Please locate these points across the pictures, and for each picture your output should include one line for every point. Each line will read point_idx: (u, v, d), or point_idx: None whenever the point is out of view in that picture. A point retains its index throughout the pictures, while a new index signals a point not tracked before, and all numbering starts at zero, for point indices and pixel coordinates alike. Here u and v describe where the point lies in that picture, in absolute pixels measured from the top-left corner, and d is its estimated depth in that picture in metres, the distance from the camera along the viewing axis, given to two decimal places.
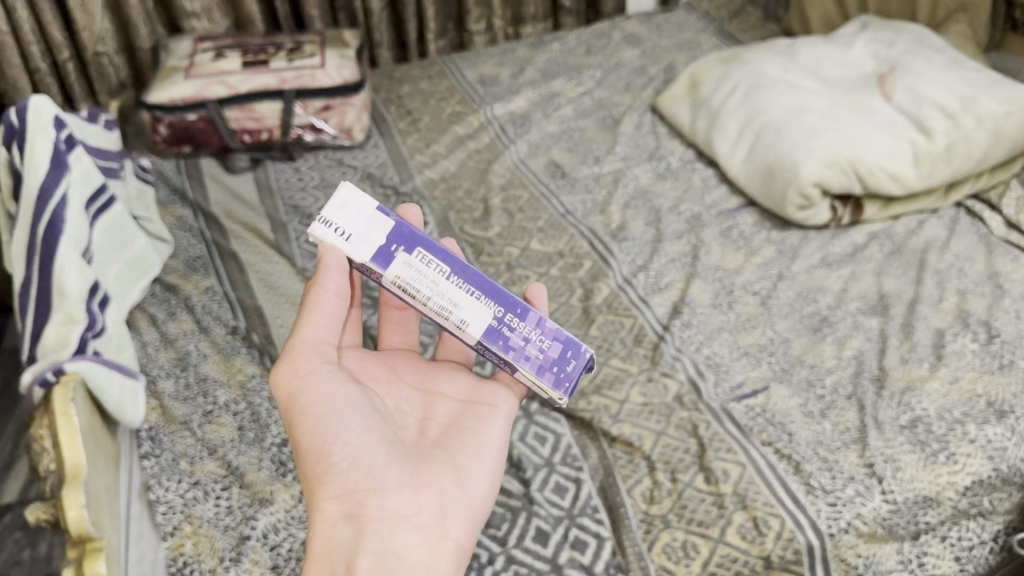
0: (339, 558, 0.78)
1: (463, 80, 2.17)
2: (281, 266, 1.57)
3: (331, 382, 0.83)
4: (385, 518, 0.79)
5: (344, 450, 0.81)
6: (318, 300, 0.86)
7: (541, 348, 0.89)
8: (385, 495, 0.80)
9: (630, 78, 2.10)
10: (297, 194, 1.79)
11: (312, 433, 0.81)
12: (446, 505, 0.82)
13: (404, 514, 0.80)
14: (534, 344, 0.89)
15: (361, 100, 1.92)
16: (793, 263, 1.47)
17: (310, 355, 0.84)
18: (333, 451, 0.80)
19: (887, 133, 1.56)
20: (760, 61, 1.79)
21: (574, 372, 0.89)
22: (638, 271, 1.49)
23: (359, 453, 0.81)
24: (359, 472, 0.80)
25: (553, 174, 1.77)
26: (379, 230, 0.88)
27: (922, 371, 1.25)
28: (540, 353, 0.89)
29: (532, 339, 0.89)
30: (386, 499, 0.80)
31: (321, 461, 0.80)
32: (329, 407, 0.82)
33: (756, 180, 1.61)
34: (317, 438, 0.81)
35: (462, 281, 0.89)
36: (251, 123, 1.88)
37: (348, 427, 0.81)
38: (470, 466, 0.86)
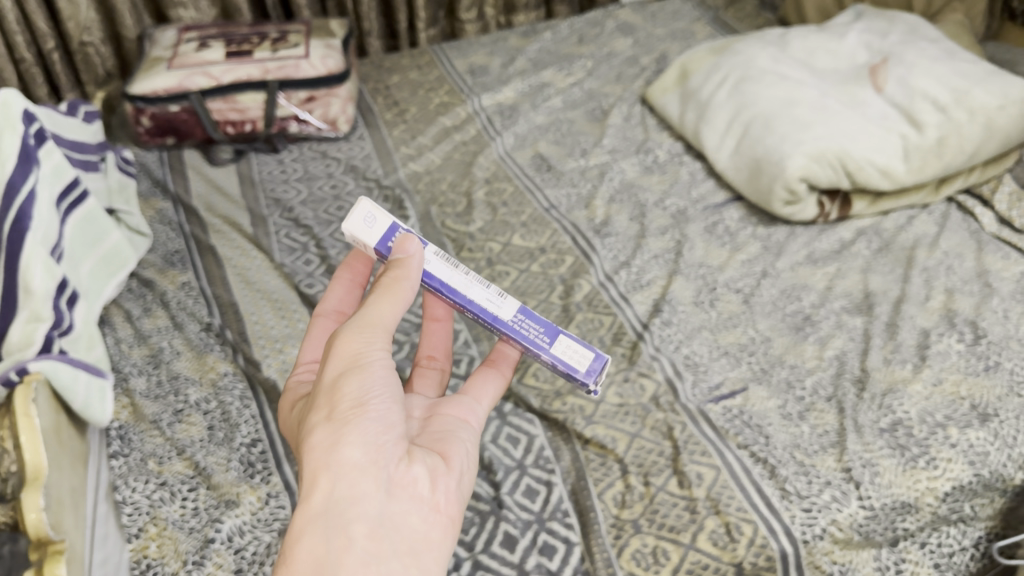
0: (335, 518, 0.67)
1: (452, 70, 2.14)
2: (259, 261, 1.55)
3: (385, 348, 0.74)
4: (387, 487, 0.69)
5: (381, 407, 0.71)
6: (398, 285, 0.77)
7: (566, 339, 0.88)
8: (399, 467, 0.70)
9: (622, 68, 2.06)
10: (279, 186, 1.77)
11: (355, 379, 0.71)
12: (447, 499, 0.73)
13: (405, 484, 0.70)
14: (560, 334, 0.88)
15: (345, 91, 1.90)
16: (778, 260, 1.44)
17: (383, 319, 0.75)
18: (372, 403, 0.70)
19: (877, 126, 1.52)
20: (750, 50, 1.75)
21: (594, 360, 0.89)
22: (620, 268, 1.46)
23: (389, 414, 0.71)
24: (382, 428, 0.70)
25: (538, 167, 1.75)
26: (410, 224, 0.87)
27: (905, 372, 1.22)
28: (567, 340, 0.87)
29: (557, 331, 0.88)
30: (395, 470, 0.70)
31: (357, 406, 0.70)
32: (379, 365, 0.73)
33: (743, 174, 1.58)
34: (363, 386, 0.70)
35: None
36: (234, 115, 1.86)
37: (391, 387, 0.72)
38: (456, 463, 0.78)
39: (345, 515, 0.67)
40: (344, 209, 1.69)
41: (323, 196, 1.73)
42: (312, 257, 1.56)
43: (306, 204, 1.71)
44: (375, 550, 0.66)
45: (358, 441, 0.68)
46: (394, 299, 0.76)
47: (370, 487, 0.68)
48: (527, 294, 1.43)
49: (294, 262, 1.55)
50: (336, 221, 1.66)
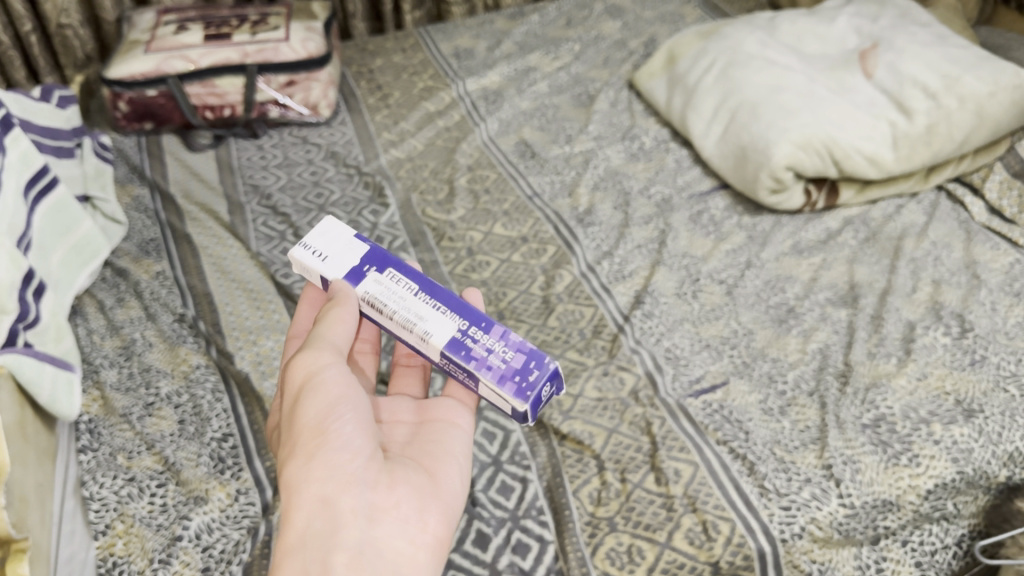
0: (313, 548, 0.71)
1: (437, 53, 2.10)
2: (235, 250, 1.53)
3: (337, 376, 0.80)
4: (365, 509, 0.73)
5: (342, 431, 0.76)
6: (342, 306, 0.86)
7: (503, 359, 0.85)
8: (376, 490, 0.74)
9: (610, 51, 2.03)
10: (257, 173, 1.74)
11: (315, 407, 0.77)
12: (432, 516, 0.76)
13: (385, 505, 0.74)
14: (497, 355, 0.86)
15: (327, 75, 1.86)
16: (763, 250, 1.41)
17: (330, 351, 0.82)
18: (331, 429, 0.75)
19: (865, 113, 1.49)
20: (738, 35, 1.72)
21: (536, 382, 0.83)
22: (602, 258, 1.43)
23: (353, 437, 0.76)
24: (348, 454, 0.75)
25: (522, 154, 1.72)
26: (354, 253, 0.94)
27: (889, 367, 1.20)
28: (501, 364, 0.85)
29: (494, 351, 0.86)
30: (370, 489, 0.74)
31: (319, 436, 0.75)
32: (337, 392, 0.78)
33: (730, 162, 1.55)
34: (320, 414, 0.76)
35: (429, 297, 0.90)
36: (213, 99, 1.82)
37: (349, 411, 0.77)
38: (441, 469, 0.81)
39: (327, 540, 0.71)
40: (323, 196, 1.66)
41: (303, 183, 1.70)
42: (290, 246, 1.53)
43: (285, 192, 1.68)
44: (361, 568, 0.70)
45: (326, 468, 0.73)
46: (338, 331, 0.85)
47: (348, 508, 0.72)
48: (507, 284, 1.40)
49: (271, 252, 1.52)
50: (315, 209, 1.63)
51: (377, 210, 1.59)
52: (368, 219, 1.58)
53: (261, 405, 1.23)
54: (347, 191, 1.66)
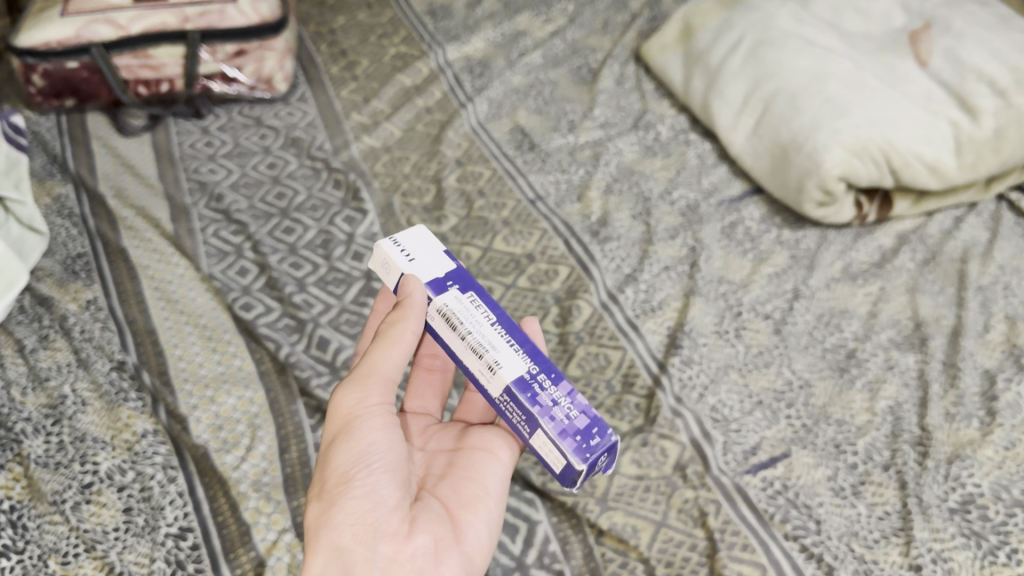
0: None
1: (408, 11, 1.81)
2: (183, 272, 1.27)
3: (379, 414, 0.75)
4: (381, 562, 0.69)
5: (367, 471, 0.71)
6: (395, 337, 0.77)
7: (568, 414, 0.74)
8: (393, 542, 0.70)
9: (609, 13, 1.77)
10: (204, 164, 1.47)
11: (346, 452, 0.73)
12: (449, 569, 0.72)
13: (402, 558, 0.70)
14: (562, 408, 0.74)
15: (282, 43, 1.58)
16: (810, 276, 1.22)
17: (377, 385, 0.76)
18: (357, 468, 0.71)
19: (923, 110, 1.29)
20: (767, 6, 1.48)
21: (597, 448, 0.72)
22: (625, 284, 1.23)
23: (377, 485, 0.71)
24: (369, 504, 0.70)
25: (519, 146, 1.49)
26: (440, 267, 0.82)
27: (972, 432, 1.03)
28: (565, 418, 0.73)
29: (560, 404, 0.74)
30: (388, 541, 0.70)
31: (342, 482, 0.71)
32: (370, 436, 0.74)
33: (766, 163, 1.34)
34: (349, 457, 0.72)
35: (503, 330, 0.78)
36: (147, 73, 1.53)
37: (379, 456, 0.73)
38: (465, 515, 0.76)
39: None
40: (286, 196, 1.40)
41: (260, 178, 1.44)
42: (249, 265, 1.28)
43: (239, 190, 1.42)
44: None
45: (345, 510, 0.70)
46: (388, 359, 0.77)
47: (360, 554, 0.69)
48: (518, 319, 1.19)
49: (227, 273, 1.27)
50: (277, 213, 1.37)
51: (353, 216, 1.35)
52: (343, 229, 1.33)
53: (227, 490, 1.00)
54: (314, 189, 1.41)
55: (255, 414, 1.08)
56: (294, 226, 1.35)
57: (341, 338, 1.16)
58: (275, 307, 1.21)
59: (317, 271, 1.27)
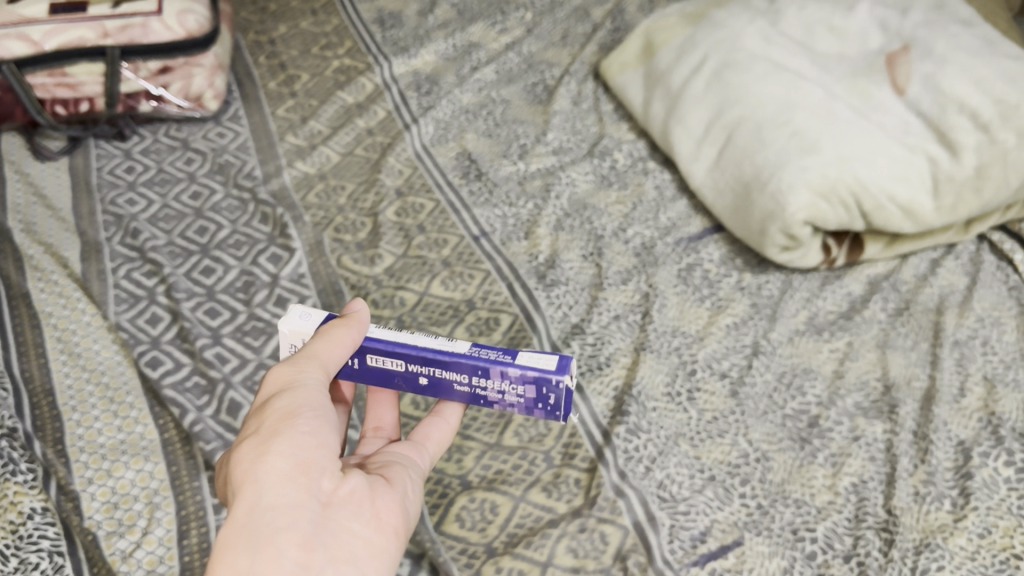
0: (259, 530, 0.56)
1: (355, 17, 1.69)
2: (89, 320, 1.16)
3: (319, 381, 0.66)
4: (322, 497, 0.59)
5: (314, 421, 0.62)
6: (335, 334, 0.71)
7: (518, 393, 0.74)
8: (334, 477, 0.60)
9: (569, 23, 1.65)
10: (123, 193, 1.35)
11: (283, 398, 0.63)
12: (392, 511, 0.63)
13: (343, 493, 0.60)
14: (510, 393, 0.75)
15: (211, 59, 1.46)
16: (772, 328, 1.12)
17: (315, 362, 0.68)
18: (304, 416, 0.62)
19: (898, 145, 1.18)
20: (734, 23, 1.37)
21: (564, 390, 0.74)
22: (571, 337, 1.12)
23: (320, 425, 0.62)
24: (312, 437, 0.61)
25: (465, 174, 1.38)
26: None
27: (943, 517, 0.93)
28: (519, 398, 0.75)
29: (506, 391, 0.75)
30: (330, 477, 0.60)
31: (284, 418, 0.62)
32: (310, 394, 0.65)
33: (728, 198, 1.24)
34: (287, 401, 0.63)
35: None
36: (64, 91, 1.41)
37: (321, 403, 0.64)
38: (397, 474, 0.67)
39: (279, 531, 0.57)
40: (208, 231, 1.29)
41: (182, 209, 1.32)
42: (161, 312, 1.17)
43: (157, 223, 1.30)
44: (303, 561, 0.56)
45: (287, 450, 0.59)
46: (335, 349, 0.70)
47: (298, 497, 0.58)
48: None
49: (136, 321, 1.16)
50: (197, 251, 1.26)
51: (279, 255, 1.24)
52: (268, 270, 1.22)
53: None
54: (239, 223, 1.30)
55: (155, 491, 0.98)
56: (214, 266, 1.24)
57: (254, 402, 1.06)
58: (185, 363, 1.10)
59: (235, 320, 1.16)
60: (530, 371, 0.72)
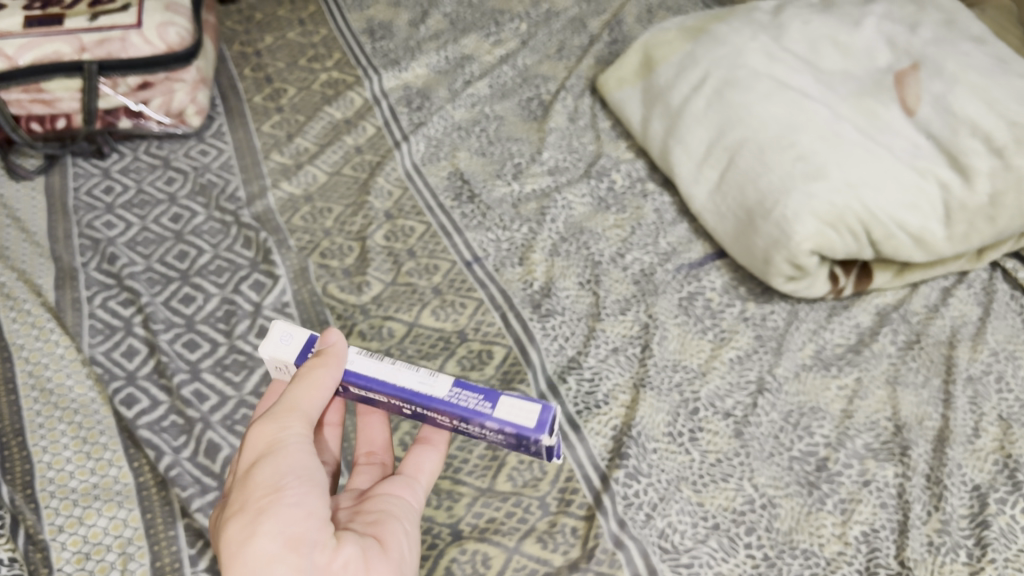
0: None
1: (344, 27, 1.63)
2: (63, 353, 1.10)
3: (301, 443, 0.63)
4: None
5: (301, 490, 0.60)
6: (317, 377, 0.67)
7: (500, 430, 0.71)
8: (325, 551, 0.58)
9: (565, 35, 1.60)
10: (100, 215, 1.30)
11: (269, 468, 0.60)
12: None
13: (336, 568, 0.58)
14: (492, 429, 0.71)
15: (193, 74, 1.41)
16: (777, 363, 1.07)
17: (296, 415, 0.65)
18: (290, 487, 0.59)
19: (909, 169, 1.13)
20: (735, 38, 1.32)
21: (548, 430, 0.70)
22: (568, 371, 1.07)
23: (309, 494, 0.60)
24: (301, 511, 0.58)
25: (457, 195, 1.33)
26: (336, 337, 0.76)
27: (959, 569, 0.89)
28: (500, 435, 0.71)
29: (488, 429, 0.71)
30: (319, 551, 0.57)
31: (270, 492, 0.59)
32: (297, 457, 0.62)
33: (731, 224, 1.19)
34: (274, 470, 0.60)
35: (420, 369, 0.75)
36: (39, 108, 1.35)
37: (310, 469, 0.61)
38: (388, 531, 0.65)
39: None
40: (188, 256, 1.23)
41: (162, 233, 1.27)
42: (138, 344, 1.12)
43: (136, 247, 1.25)
44: None
45: (275, 529, 0.57)
46: (314, 398, 0.67)
47: None
48: None
49: (112, 354, 1.10)
50: (176, 278, 1.21)
51: (262, 283, 1.19)
52: (250, 299, 1.17)
53: None
54: (221, 247, 1.24)
55: (128, 540, 0.93)
56: (194, 294, 1.18)
57: (233, 443, 1.01)
58: (162, 400, 1.05)
59: (215, 353, 1.11)
60: (507, 428, 0.69)
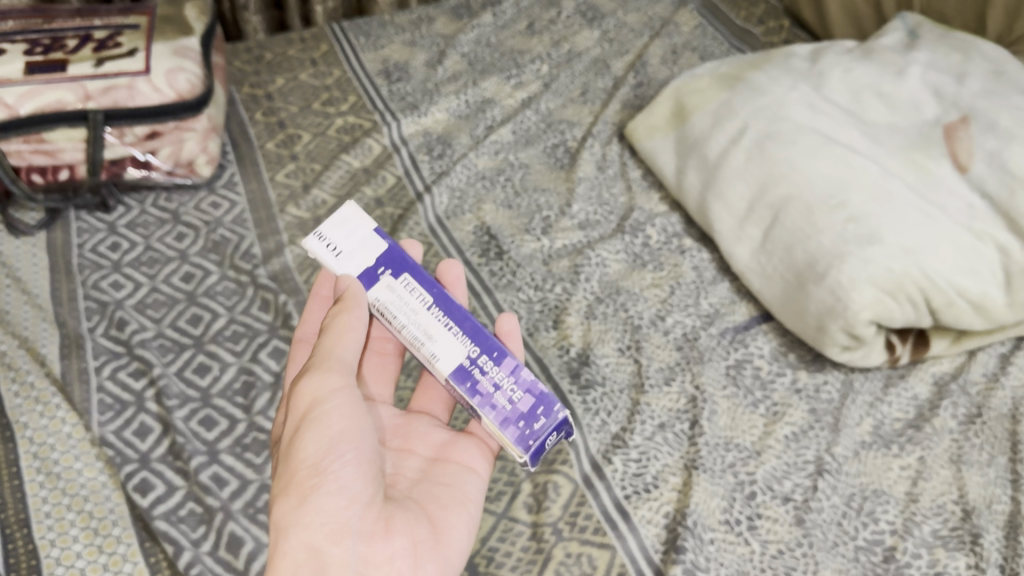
0: None
1: (358, 68, 1.56)
2: (70, 431, 1.03)
3: (343, 398, 0.75)
4: (353, 564, 0.70)
5: (341, 474, 0.71)
6: (346, 325, 0.79)
7: (509, 398, 0.81)
8: (367, 541, 0.71)
9: (588, 76, 1.54)
10: (107, 275, 1.23)
11: (314, 442, 0.72)
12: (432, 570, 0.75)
13: (379, 558, 0.71)
14: (503, 393, 0.81)
15: (204, 122, 1.34)
16: (836, 441, 1.02)
17: (340, 371, 0.77)
18: (331, 471, 0.71)
19: (966, 231, 1.08)
20: (774, 88, 1.26)
21: (541, 431, 0.80)
22: (613, 451, 1.00)
23: (348, 484, 0.71)
24: (343, 501, 0.71)
25: (485, 252, 1.26)
26: (371, 252, 0.87)
27: None
28: (506, 404, 0.81)
29: (502, 388, 0.81)
30: (361, 541, 0.70)
31: (313, 475, 0.71)
32: (337, 428, 0.73)
33: (779, 286, 1.13)
34: (319, 450, 0.72)
35: (441, 312, 0.84)
36: (41, 159, 1.28)
37: (346, 457, 0.72)
38: (442, 516, 0.79)
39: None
40: (202, 320, 1.16)
41: (174, 294, 1.20)
42: (151, 421, 1.05)
43: (145, 311, 1.18)
44: None
45: (317, 522, 0.69)
46: (347, 342, 0.79)
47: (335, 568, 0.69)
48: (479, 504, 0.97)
49: (124, 433, 1.03)
50: (190, 345, 1.14)
51: (282, 350, 1.12)
52: (270, 368, 1.10)
53: None
54: (237, 311, 1.17)
55: None
56: (210, 363, 1.11)
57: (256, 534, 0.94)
58: (179, 485, 0.98)
59: (234, 431, 1.04)
60: (504, 430, 0.80)
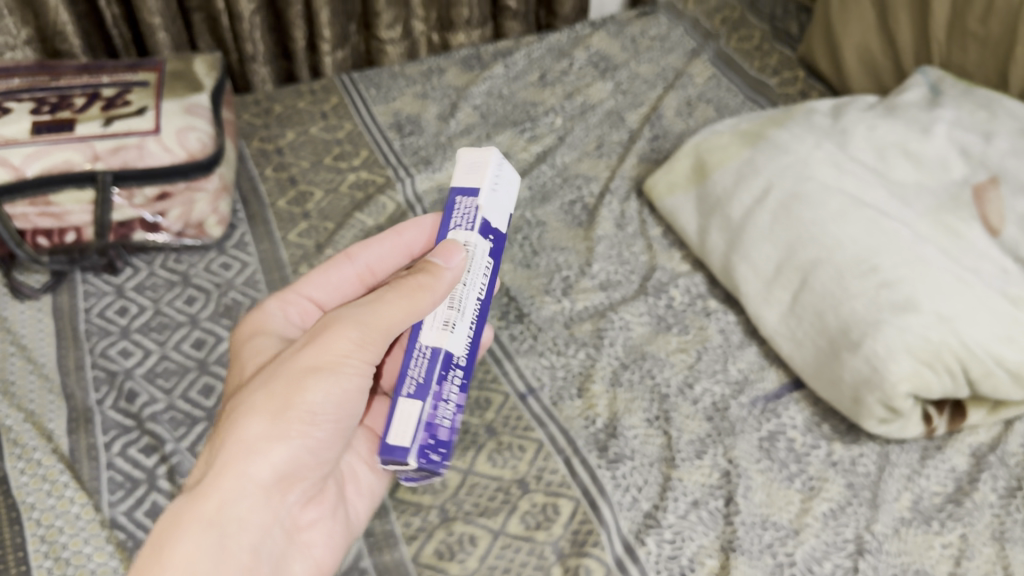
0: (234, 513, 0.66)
1: (369, 121, 1.54)
2: (78, 513, 0.98)
3: (358, 374, 0.69)
4: (282, 520, 0.69)
5: (319, 435, 0.68)
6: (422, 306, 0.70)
7: (444, 410, 0.69)
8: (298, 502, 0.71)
9: (603, 129, 1.52)
10: (116, 342, 1.19)
11: (318, 395, 0.67)
12: (334, 546, 0.77)
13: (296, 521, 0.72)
14: (446, 405, 0.70)
15: (215, 182, 1.31)
16: (874, 518, 0.98)
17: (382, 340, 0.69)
18: (313, 428, 0.67)
19: (1002, 297, 1.05)
20: (797, 146, 1.24)
21: (434, 465, 0.68)
22: (645, 531, 0.96)
23: (319, 447, 0.69)
24: (308, 459, 0.68)
25: (504, 314, 1.23)
26: (495, 217, 0.75)
27: None
28: (441, 410, 0.69)
29: (449, 401, 0.70)
30: (295, 502, 0.70)
31: (302, 421, 0.66)
32: (342, 393, 0.68)
33: (811, 353, 1.10)
34: (316, 403, 0.66)
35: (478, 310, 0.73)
36: (47, 222, 1.24)
37: (332, 424, 0.68)
38: (350, 486, 0.81)
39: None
40: (215, 390, 1.13)
41: (184, 361, 1.17)
42: (163, 500, 1.01)
43: (155, 380, 1.14)
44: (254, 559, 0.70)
45: (279, 467, 0.66)
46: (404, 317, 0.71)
47: (269, 517, 0.67)
48: None
49: (135, 514, 0.99)
50: (203, 417, 1.10)
51: None
52: None
53: None
54: None
55: None
56: None
57: None
58: None
59: None
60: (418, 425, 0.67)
